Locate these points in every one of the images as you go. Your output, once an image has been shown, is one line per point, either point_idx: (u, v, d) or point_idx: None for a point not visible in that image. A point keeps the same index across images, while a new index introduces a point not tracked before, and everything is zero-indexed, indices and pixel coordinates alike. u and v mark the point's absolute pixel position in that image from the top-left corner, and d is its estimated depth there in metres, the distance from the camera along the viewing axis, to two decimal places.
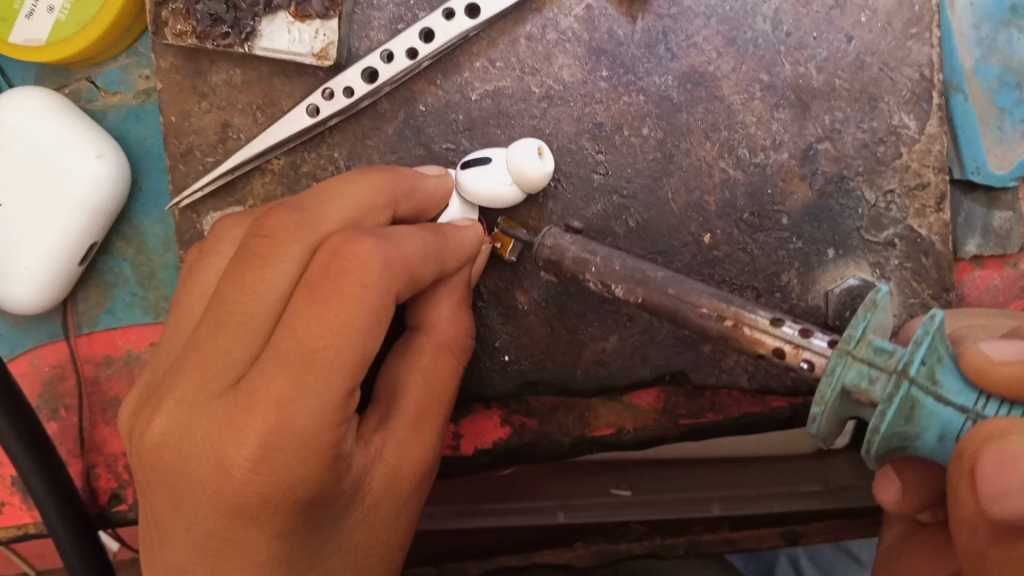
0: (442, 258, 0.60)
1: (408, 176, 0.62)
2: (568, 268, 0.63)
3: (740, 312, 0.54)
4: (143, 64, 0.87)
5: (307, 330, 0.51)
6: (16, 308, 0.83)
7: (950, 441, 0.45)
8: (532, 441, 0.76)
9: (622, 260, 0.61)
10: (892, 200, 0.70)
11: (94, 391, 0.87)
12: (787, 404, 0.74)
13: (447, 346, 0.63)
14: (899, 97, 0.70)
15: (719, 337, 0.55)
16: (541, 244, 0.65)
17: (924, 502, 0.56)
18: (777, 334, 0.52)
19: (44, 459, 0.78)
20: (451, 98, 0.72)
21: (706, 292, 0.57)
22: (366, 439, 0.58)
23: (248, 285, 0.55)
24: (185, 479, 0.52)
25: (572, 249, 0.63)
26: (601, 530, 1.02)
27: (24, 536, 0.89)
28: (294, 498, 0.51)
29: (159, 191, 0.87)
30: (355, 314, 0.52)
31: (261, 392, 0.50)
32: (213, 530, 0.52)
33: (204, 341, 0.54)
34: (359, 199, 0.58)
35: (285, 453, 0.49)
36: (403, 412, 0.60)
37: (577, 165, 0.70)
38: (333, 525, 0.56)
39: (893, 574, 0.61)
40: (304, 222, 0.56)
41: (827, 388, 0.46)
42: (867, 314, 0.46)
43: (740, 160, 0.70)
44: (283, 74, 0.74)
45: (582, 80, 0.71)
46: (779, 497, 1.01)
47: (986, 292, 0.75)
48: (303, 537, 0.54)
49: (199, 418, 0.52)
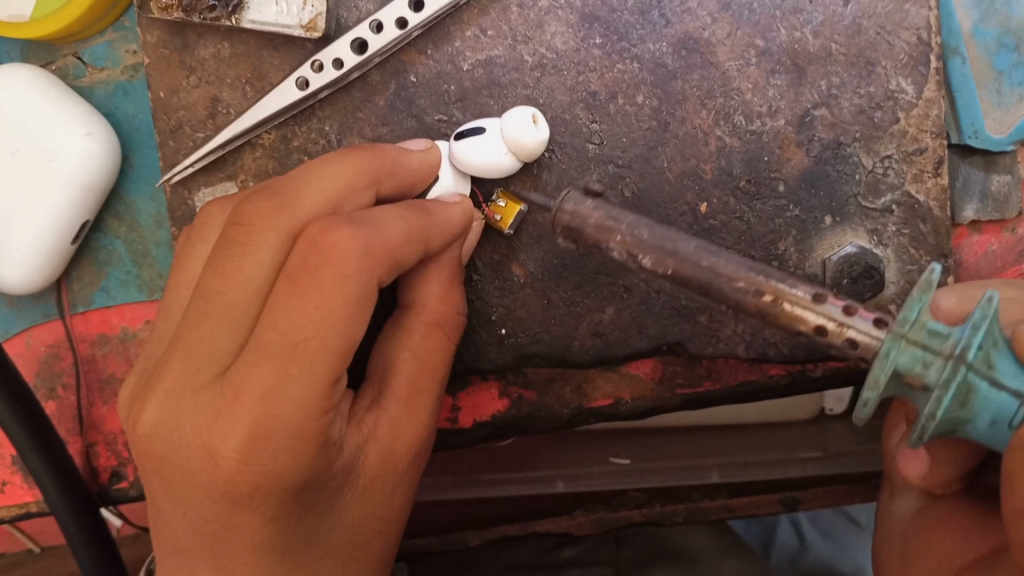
0: (428, 237, 0.59)
1: (391, 153, 0.61)
2: (589, 236, 0.61)
3: (781, 287, 0.53)
4: (129, 38, 0.86)
5: (287, 322, 0.51)
6: (11, 289, 0.82)
7: (1003, 425, 0.46)
8: (530, 413, 0.76)
9: (650, 230, 0.59)
10: (890, 165, 0.69)
11: (91, 369, 0.86)
12: (785, 371, 0.74)
13: (438, 325, 0.63)
14: (897, 61, 0.69)
15: (756, 312, 0.54)
16: (559, 209, 0.63)
17: (953, 476, 0.58)
18: (820, 311, 0.51)
19: (44, 441, 0.78)
20: (443, 69, 0.71)
21: (743, 266, 0.56)
22: (360, 418, 0.59)
23: (229, 275, 0.55)
24: (178, 467, 0.54)
25: (594, 216, 0.61)
26: (600, 499, 1.03)
27: (26, 515, 0.90)
28: (284, 484, 0.53)
29: (150, 167, 0.86)
30: (335, 305, 0.52)
31: (245, 385, 0.51)
32: (208, 516, 0.54)
33: (189, 333, 0.54)
34: (339, 181, 0.57)
35: (272, 443, 0.51)
36: (396, 389, 0.61)
37: (571, 135, 0.70)
38: (327, 505, 0.57)
39: (915, 547, 0.62)
40: (282, 208, 0.56)
41: (880, 371, 0.45)
42: (921, 296, 0.45)
43: (736, 127, 0.69)
44: (272, 47, 0.73)
45: (575, 48, 0.70)
46: (779, 463, 1.01)
47: (984, 257, 0.74)
48: (297, 518, 0.56)
49: (189, 409, 0.53)
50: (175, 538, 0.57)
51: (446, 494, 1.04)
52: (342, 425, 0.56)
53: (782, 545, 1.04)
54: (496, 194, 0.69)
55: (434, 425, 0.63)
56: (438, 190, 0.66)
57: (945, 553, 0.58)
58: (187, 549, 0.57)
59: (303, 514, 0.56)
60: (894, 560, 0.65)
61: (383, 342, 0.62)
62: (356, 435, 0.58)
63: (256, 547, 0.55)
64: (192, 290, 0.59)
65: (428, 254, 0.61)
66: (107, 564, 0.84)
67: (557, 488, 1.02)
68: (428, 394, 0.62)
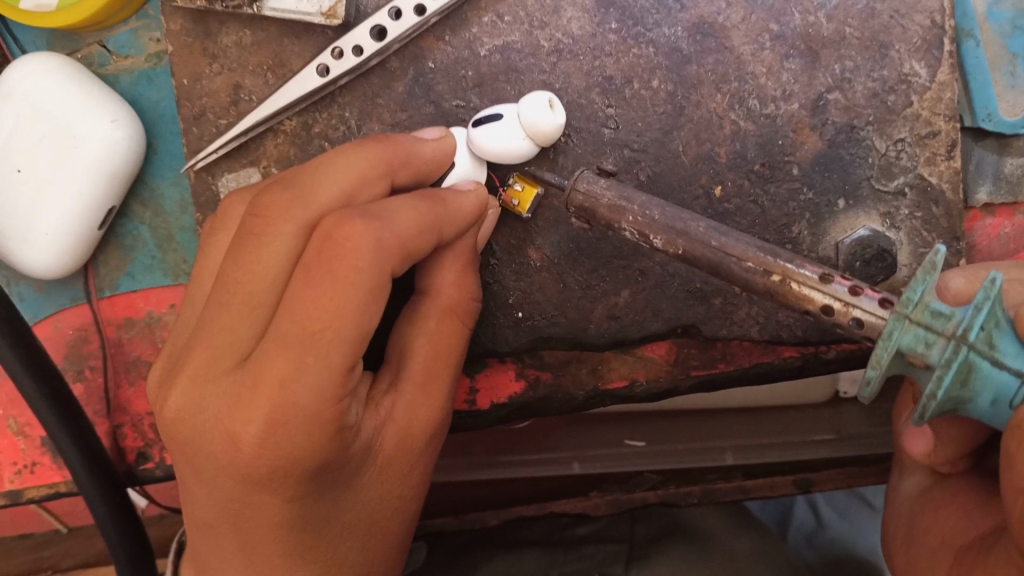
0: (440, 227, 0.59)
1: (405, 144, 0.61)
2: (602, 215, 0.63)
3: (789, 268, 0.54)
4: (153, 27, 0.87)
5: (303, 313, 0.52)
6: (38, 273, 0.85)
7: (1004, 405, 0.46)
8: (547, 394, 0.77)
9: (661, 209, 0.60)
10: (903, 149, 0.70)
11: (117, 352, 0.89)
12: (798, 353, 0.75)
13: (452, 310, 0.63)
14: (910, 45, 0.70)
15: (765, 291, 0.55)
16: (574, 188, 0.64)
17: (958, 452, 0.58)
18: (828, 290, 0.52)
19: (73, 422, 0.80)
20: (460, 55, 0.72)
21: (751, 245, 0.56)
22: (377, 401, 0.60)
23: (247, 265, 0.56)
24: (202, 449, 0.56)
25: (606, 196, 0.62)
26: (614, 480, 1.07)
27: (56, 495, 0.92)
28: (303, 467, 0.54)
29: (174, 153, 0.87)
30: (347, 297, 0.53)
31: (263, 373, 0.52)
32: (231, 493, 0.56)
33: (212, 320, 0.56)
34: (354, 172, 0.58)
35: (289, 427, 0.53)
36: (412, 372, 0.62)
37: (587, 119, 0.71)
38: (345, 484, 0.59)
39: (921, 528, 0.63)
40: (297, 200, 0.57)
41: (883, 351, 0.47)
42: (924, 278, 0.46)
43: (751, 111, 0.70)
44: (293, 34, 0.74)
45: (591, 33, 0.71)
46: (793, 447, 1.02)
47: (997, 240, 0.74)
48: (317, 497, 0.58)
49: (212, 394, 0.55)
50: (202, 512, 0.59)
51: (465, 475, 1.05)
52: (358, 409, 0.58)
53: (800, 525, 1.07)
54: (513, 179, 0.70)
55: (451, 409, 0.65)
56: (454, 177, 0.67)
57: (952, 530, 0.59)
58: (213, 522, 0.59)
59: (324, 492, 0.58)
60: (902, 539, 0.66)
61: (402, 325, 0.63)
62: (373, 418, 0.59)
63: (278, 524, 0.57)
64: (214, 276, 0.60)
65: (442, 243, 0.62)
66: (135, 542, 0.86)
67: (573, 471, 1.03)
68: (444, 374, 0.63)
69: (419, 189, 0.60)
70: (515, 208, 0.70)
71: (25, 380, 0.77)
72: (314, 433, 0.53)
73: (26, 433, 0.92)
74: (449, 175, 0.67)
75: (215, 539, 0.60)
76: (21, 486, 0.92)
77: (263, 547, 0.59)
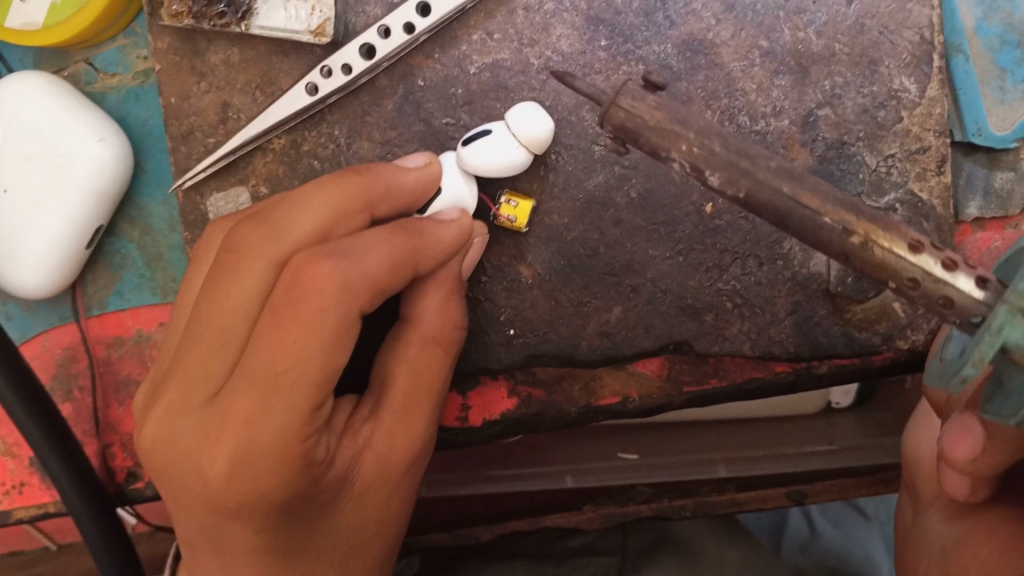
0: (416, 260, 0.59)
1: (384, 176, 0.61)
2: (648, 141, 0.58)
3: (873, 228, 0.53)
4: (140, 44, 0.87)
5: (270, 353, 0.53)
6: (25, 293, 0.84)
7: None
8: (539, 411, 0.77)
9: (721, 142, 0.57)
10: (893, 165, 0.70)
11: (106, 371, 0.88)
12: (791, 368, 0.75)
13: (433, 339, 0.63)
14: (900, 61, 0.70)
15: (842, 253, 0.54)
16: (614, 105, 0.59)
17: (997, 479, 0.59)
18: (918, 260, 0.52)
19: (62, 445, 0.79)
20: (450, 72, 0.72)
21: (829, 197, 0.54)
22: (354, 429, 0.60)
23: (221, 299, 0.57)
24: (173, 481, 0.56)
25: (654, 118, 0.58)
26: (609, 493, 1.05)
27: (45, 515, 0.91)
28: (270, 502, 0.54)
29: (162, 172, 0.87)
30: (314, 338, 0.53)
31: (230, 411, 0.53)
32: (203, 524, 0.57)
33: (187, 353, 0.57)
34: (327, 208, 0.58)
35: (254, 464, 0.53)
36: (392, 400, 0.61)
37: (577, 137, 0.71)
38: (319, 514, 0.59)
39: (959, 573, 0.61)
40: (270, 237, 0.57)
41: (987, 347, 0.43)
42: None
43: (741, 128, 0.69)
44: (281, 52, 0.74)
45: (581, 50, 0.71)
46: (784, 459, 1.01)
47: (987, 253, 0.73)
48: (288, 530, 0.57)
49: (182, 428, 0.55)
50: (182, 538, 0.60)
51: (458, 490, 1.04)
52: (331, 441, 0.58)
53: (794, 534, 1.06)
54: (503, 196, 0.70)
55: (434, 437, 0.65)
56: (441, 201, 0.67)
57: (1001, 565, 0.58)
58: (192, 547, 0.60)
59: (297, 524, 0.57)
60: None
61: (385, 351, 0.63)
62: (350, 447, 0.59)
63: (249, 555, 0.57)
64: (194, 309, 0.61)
65: (421, 274, 0.61)
66: (125, 562, 0.86)
67: (565, 484, 1.02)
68: (427, 401, 0.63)
69: (400, 221, 0.59)
70: (511, 225, 0.70)
71: (13, 402, 0.76)
72: (280, 470, 0.53)
73: (15, 453, 0.91)
74: (437, 201, 0.67)
75: (196, 562, 0.61)
76: (10, 507, 0.91)
77: (239, 575, 0.59)
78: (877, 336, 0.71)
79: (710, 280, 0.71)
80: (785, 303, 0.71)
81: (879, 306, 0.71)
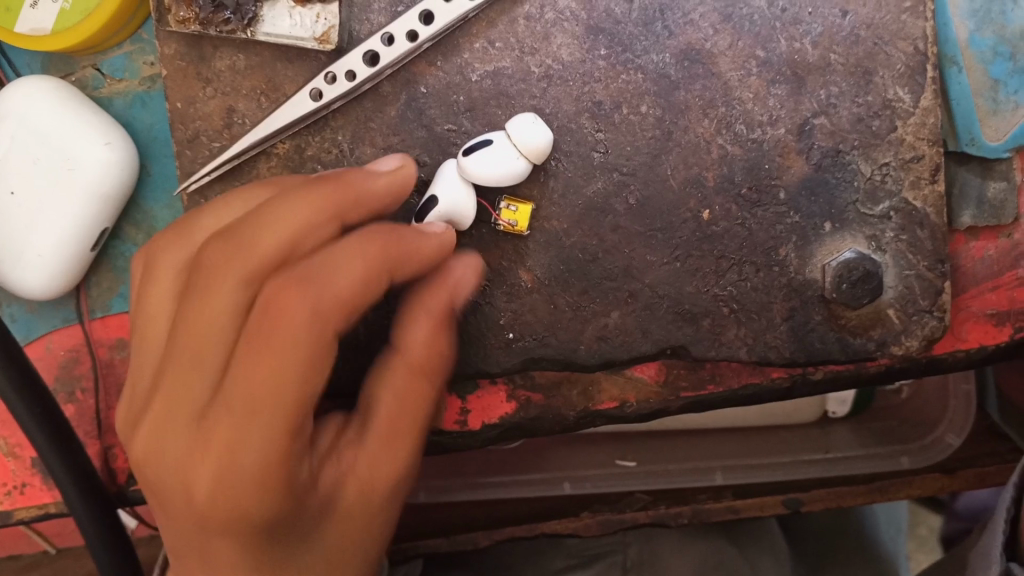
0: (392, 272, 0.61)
1: (355, 187, 0.62)
2: None
3: None
4: (147, 50, 0.88)
5: (248, 372, 0.54)
6: (28, 295, 0.85)
7: None
8: (537, 415, 0.77)
9: None
10: (888, 173, 0.71)
11: (108, 374, 0.89)
12: (787, 374, 0.76)
13: (418, 369, 0.63)
14: (894, 72, 0.71)
15: None
16: None
17: None
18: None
19: (65, 446, 0.80)
20: (453, 80, 0.73)
21: None
22: (338, 453, 0.60)
23: (197, 318, 0.56)
24: (160, 495, 0.57)
25: None
26: (605, 501, 1.02)
27: (46, 516, 0.92)
28: (256, 521, 0.55)
29: (167, 176, 0.88)
30: (290, 356, 0.54)
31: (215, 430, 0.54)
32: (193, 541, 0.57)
33: (170, 370, 0.56)
34: (297, 219, 0.58)
35: (238, 481, 0.54)
36: (376, 426, 0.61)
37: (577, 144, 0.72)
38: (304, 537, 0.58)
39: None
40: (242, 251, 0.57)
41: None
42: None
43: (737, 136, 0.71)
44: (286, 59, 0.75)
45: (581, 59, 0.72)
46: (782, 467, 1.03)
47: (981, 262, 0.75)
48: (272, 553, 0.57)
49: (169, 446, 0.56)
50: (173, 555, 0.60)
51: (455, 497, 1.05)
52: (313, 463, 0.58)
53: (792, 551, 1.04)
54: (503, 201, 0.71)
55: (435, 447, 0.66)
56: (440, 209, 0.69)
57: None
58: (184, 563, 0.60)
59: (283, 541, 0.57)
60: None
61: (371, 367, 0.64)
62: (334, 469, 0.59)
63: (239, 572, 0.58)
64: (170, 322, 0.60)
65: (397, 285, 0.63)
66: (125, 563, 0.86)
67: (564, 490, 1.04)
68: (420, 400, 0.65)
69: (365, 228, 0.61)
70: (513, 230, 0.71)
71: (16, 403, 0.77)
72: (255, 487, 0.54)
73: (16, 454, 0.92)
74: (434, 207, 0.69)
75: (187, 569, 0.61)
76: (11, 507, 0.92)
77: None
78: (872, 341, 0.72)
79: (707, 285, 0.72)
80: (781, 309, 0.71)
81: (874, 312, 0.72)
